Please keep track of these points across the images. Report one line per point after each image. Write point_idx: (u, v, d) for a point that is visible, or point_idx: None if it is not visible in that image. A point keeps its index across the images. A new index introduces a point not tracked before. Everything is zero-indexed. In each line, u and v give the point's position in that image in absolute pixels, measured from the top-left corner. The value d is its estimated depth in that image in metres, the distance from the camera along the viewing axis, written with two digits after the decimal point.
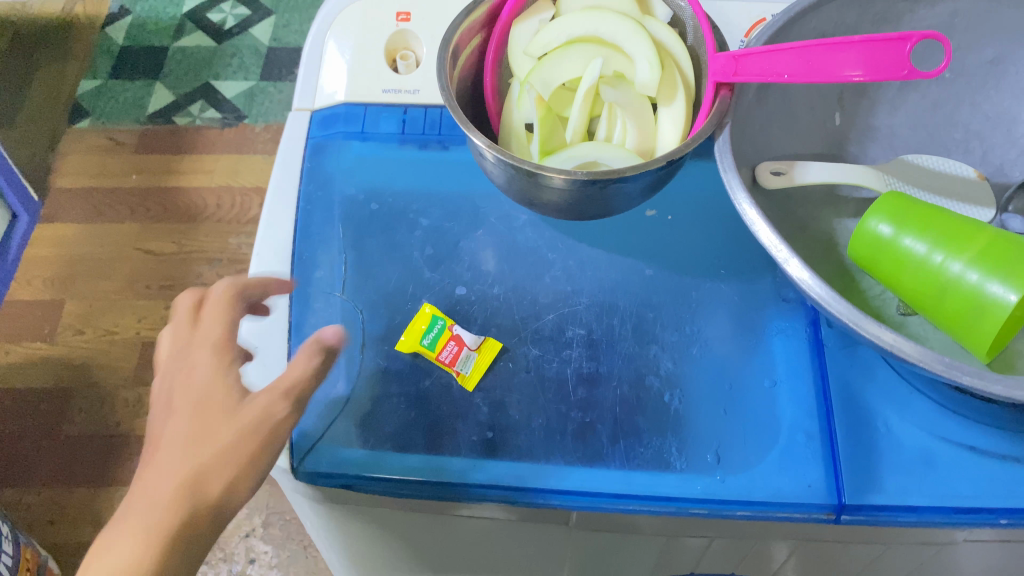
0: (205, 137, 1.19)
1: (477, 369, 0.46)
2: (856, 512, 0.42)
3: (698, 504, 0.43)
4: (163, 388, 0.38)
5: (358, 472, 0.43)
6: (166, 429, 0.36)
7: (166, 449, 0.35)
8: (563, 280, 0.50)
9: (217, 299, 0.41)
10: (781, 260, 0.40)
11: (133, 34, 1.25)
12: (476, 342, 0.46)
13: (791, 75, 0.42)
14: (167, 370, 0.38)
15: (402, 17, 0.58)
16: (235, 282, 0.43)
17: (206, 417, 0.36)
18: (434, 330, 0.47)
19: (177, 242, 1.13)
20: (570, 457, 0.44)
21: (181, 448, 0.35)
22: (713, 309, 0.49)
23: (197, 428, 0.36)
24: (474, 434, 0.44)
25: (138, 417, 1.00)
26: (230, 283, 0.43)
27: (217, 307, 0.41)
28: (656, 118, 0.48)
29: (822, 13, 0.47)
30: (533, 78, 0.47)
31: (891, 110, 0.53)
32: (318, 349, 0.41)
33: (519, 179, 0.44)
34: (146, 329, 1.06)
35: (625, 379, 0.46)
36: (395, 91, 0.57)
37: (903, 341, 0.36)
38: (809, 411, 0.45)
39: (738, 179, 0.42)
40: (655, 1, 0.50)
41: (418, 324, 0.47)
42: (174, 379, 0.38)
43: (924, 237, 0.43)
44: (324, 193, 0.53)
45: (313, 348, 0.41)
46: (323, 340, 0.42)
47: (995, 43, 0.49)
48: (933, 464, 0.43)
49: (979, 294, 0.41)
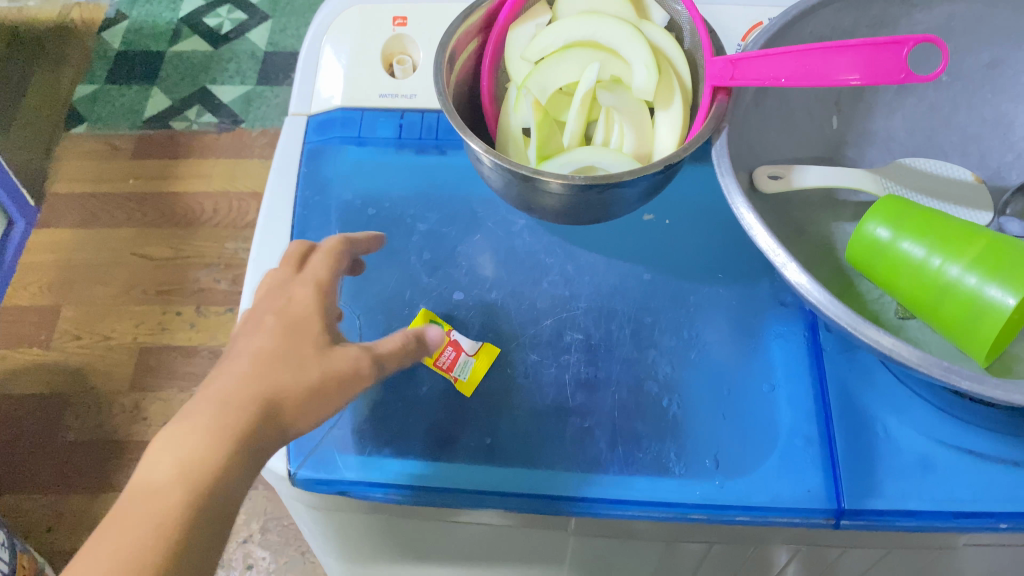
0: (202, 142, 1.19)
1: (474, 375, 0.46)
2: (856, 517, 0.42)
3: (698, 509, 0.42)
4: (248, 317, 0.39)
5: (355, 479, 0.43)
6: (248, 344, 0.37)
7: (243, 363, 0.36)
8: (561, 284, 0.50)
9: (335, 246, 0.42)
10: (779, 264, 0.39)
11: (130, 39, 1.25)
12: (472, 348, 0.47)
13: (789, 78, 0.42)
14: (263, 294, 0.40)
15: (399, 22, 0.58)
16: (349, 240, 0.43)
17: (294, 344, 0.37)
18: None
19: (174, 248, 1.12)
20: (569, 462, 0.44)
21: (262, 361, 0.36)
22: (712, 313, 0.49)
23: (284, 347, 0.37)
24: (472, 441, 0.44)
25: (135, 423, 1.01)
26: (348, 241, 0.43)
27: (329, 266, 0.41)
28: (654, 122, 0.48)
29: (818, 17, 0.47)
30: (530, 83, 0.47)
31: (888, 113, 0.53)
32: (409, 335, 0.41)
33: (516, 183, 0.44)
34: (143, 335, 1.06)
35: (623, 384, 0.46)
36: (391, 96, 0.57)
37: (902, 346, 0.36)
38: (808, 416, 0.45)
39: (735, 184, 0.42)
40: (652, 5, 0.50)
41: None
42: (272, 304, 0.39)
43: (922, 241, 0.43)
44: (321, 199, 0.53)
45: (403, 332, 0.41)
46: (417, 333, 0.41)
47: (992, 46, 0.49)
48: (932, 468, 0.43)
49: (977, 297, 0.40)
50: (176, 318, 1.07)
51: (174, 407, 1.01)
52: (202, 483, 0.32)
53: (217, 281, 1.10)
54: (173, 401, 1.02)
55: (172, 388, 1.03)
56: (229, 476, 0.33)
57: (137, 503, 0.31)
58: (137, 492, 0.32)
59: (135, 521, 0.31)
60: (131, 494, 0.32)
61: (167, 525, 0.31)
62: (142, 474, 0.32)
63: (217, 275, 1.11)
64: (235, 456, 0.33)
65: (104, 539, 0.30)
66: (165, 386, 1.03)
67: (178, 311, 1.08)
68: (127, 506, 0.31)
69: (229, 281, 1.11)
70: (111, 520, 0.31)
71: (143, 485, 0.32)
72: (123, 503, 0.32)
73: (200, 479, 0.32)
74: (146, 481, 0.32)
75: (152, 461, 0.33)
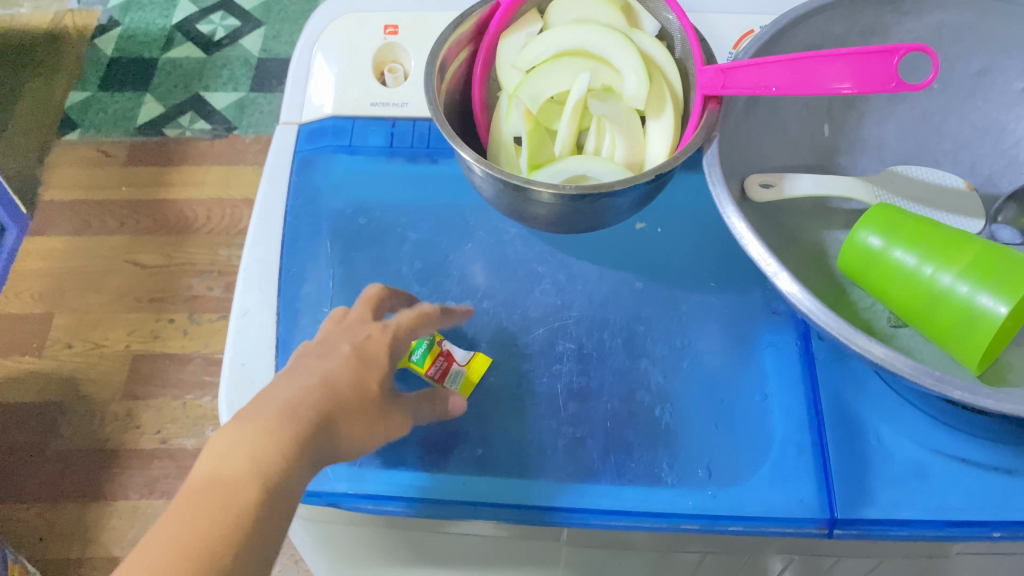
0: (195, 149, 1.19)
1: (467, 384, 0.46)
2: (849, 526, 0.42)
3: (690, 519, 0.42)
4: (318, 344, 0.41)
5: (346, 491, 0.43)
6: (321, 365, 0.39)
7: (312, 380, 0.38)
8: (554, 293, 0.50)
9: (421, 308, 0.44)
10: (770, 273, 0.39)
11: (123, 46, 1.25)
12: (466, 358, 0.47)
13: (780, 87, 0.42)
14: (337, 326, 0.43)
15: (390, 30, 0.58)
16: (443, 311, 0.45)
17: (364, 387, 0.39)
18: (419, 349, 0.47)
19: (167, 255, 1.12)
20: (561, 473, 0.43)
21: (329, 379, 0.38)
22: (704, 322, 0.49)
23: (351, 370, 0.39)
24: (465, 451, 0.44)
25: (127, 431, 1.00)
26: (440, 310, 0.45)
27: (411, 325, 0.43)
28: (645, 131, 0.48)
29: (809, 25, 0.47)
30: (521, 91, 0.47)
31: (880, 121, 0.53)
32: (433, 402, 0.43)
33: (508, 193, 0.44)
34: (136, 342, 1.06)
35: (616, 393, 0.46)
36: (383, 105, 0.56)
37: (893, 355, 0.36)
38: (801, 424, 0.45)
39: (727, 193, 0.42)
40: (643, 14, 0.49)
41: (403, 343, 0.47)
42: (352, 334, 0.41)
43: (914, 249, 0.43)
44: (312, 208, 0.53)
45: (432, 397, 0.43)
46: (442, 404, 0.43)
47: (983, 54, 0.49)
48: (925, 476, 0.43)
49: (969, 305, 0.40)
50: (169, 326, 1.07)
51: (168, 415, 1.01)
52: (270, 477, 0.33)
53: (210, 288, 1.10)
54: (167, 409, 1.02)
55: (166, 396, 1.03)
56: (289, 475, 0.34)
57: (210, 487, 0.33)
58: (209, 478, 0.33)
59: (209, 504, 0.32)
60: (200, 478, 0.33)
61: (240, 510, 0.32)
62: (213, 462, 0.34)
63: (211, 282, 1.10)
64: (297, 456, 0.35)
65: (176, 521, 0.32)
66: (158, 395, 1.03)
67: (171, 319, 1.08)
68: (198, 488, 0.33)
69: (222, 288, 1.10)
70: (181, 500, 0.32)
71: (214, 472, 0.33)
72: (192, 484, 0.33)
73: (270, 474, 0.34)
74: (218, 470, 0.33)
75: (222, 453, 0.34)
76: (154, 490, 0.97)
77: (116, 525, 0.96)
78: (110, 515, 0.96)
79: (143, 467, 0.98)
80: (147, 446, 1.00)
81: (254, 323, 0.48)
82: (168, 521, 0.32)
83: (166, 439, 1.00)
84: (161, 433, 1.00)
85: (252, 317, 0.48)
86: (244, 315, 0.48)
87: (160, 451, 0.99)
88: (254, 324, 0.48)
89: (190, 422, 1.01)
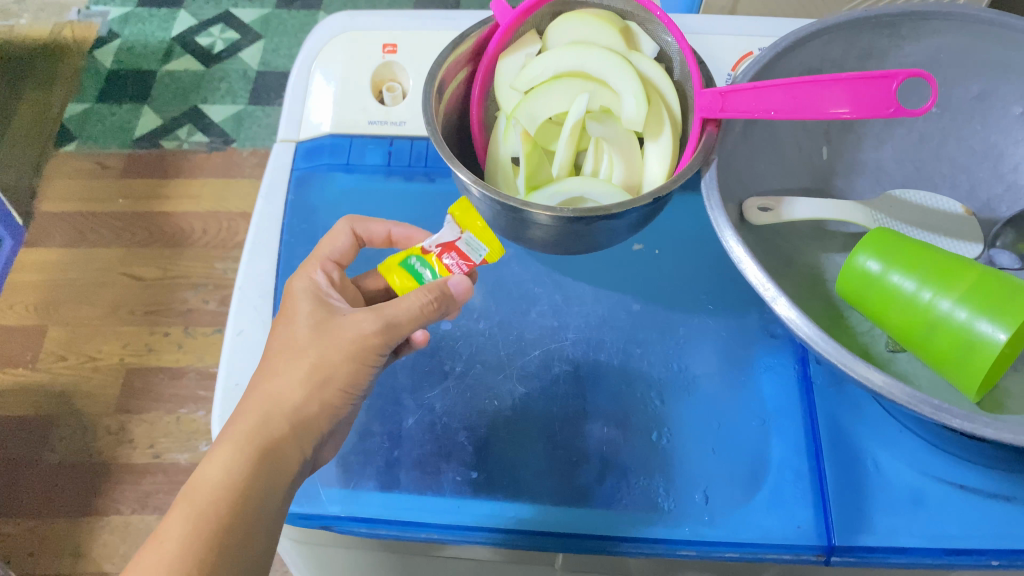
0: (193, 162, 1.19)
1: (484, 234, 0.45)
2: (846, 553, 0.42)
3: (687, 545, 0.42)
4: (308, 352, 0.41)
5: (340, 513, 0.43)
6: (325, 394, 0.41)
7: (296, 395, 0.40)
8: (550, 314, 0.50)
9: (331, 246, 0.47)
10: (768, 298, 0.39)
11: (122, 58, 1.25)
12: (459, 230, 0.46)
13: (778, 110, 0.42)
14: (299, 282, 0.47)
15: (389, 49, 0.58)
16: (350, 226, 0.48)
17: (351, 382, 0.41)
18: (423, 269, 0.45)
19: (162, 268, 1.11)
20: (556, 497, 0.43)
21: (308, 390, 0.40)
22: (701, 345, 0.48)
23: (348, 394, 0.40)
24: (457, 475, 0.44)
25: (120, 446, 0.99)
26: (345, 225, 0.48)
27: (335, 263, 0.47)
28: (643, 154, 0.48)
29: (806, 50, 0.47)
30: (519, 112, 0.47)
31: (877, 144, 0.53)
32: (432, 296, 0.42)
33: (505, 214, 0.44)
34: (129, 356, 1.05)
35: (612, 417, 0.45)
36: (381, 123, 0.56)
37: (892, 382, 0.36)
38: (799, 450, 0.44)
39: (724, 217, 0.41)
40: (641, 36, 0.49)
41: (402, 277, 0.45)
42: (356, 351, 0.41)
43: (912, 274, 0.43)
44: (308, 227, 0.53)
45: (425, 291, 0.42)
46: (440, 289, 0.42)
47: (981, 79, 0.49)
48: (923, 503, 0.43)
49: (969, 332, 0.40)
50: (163, 339, 1.06)
51: (160, 430, 1.01)
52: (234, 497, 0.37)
53: (205, 302, 1.09)
54: (160, 423, 1.01)
55: (159, 411, 1.02)
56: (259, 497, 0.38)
57: (214, 514, 0.36)
58: (205, 510, 0.36)
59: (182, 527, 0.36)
60: (195, 509, 0.36)
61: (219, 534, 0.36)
62: (218, 494, 0.37)
63: (206, 296, 1.10)
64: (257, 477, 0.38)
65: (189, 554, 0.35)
66: (152, 409, 1.02)
67: (165, 332, 1.07)
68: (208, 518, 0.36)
69: (217, 302, 1.09)
70: (175, 515, 0.36)
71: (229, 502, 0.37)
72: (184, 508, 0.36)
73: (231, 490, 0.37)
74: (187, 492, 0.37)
75: (231, 482, 0.37)
76: (146, 505, 0.97)
77: (107, 540, 0.95)
78: (101, 531, 0.95)
79: (134, 482, 0.98)
80: (140, 460, 0.99)
81: (248, 342, 0.48)
82: (172, 550, 0.35)
83: (159, 454, 0.99)
84: (154, 447, 0.99)
85: (246, 336, 0.48)
86: (238, 335, 0.48)
87: (153, 466, 0.99)
88: (248, 343, 0.48)
89: (182, 437, 1.00)
